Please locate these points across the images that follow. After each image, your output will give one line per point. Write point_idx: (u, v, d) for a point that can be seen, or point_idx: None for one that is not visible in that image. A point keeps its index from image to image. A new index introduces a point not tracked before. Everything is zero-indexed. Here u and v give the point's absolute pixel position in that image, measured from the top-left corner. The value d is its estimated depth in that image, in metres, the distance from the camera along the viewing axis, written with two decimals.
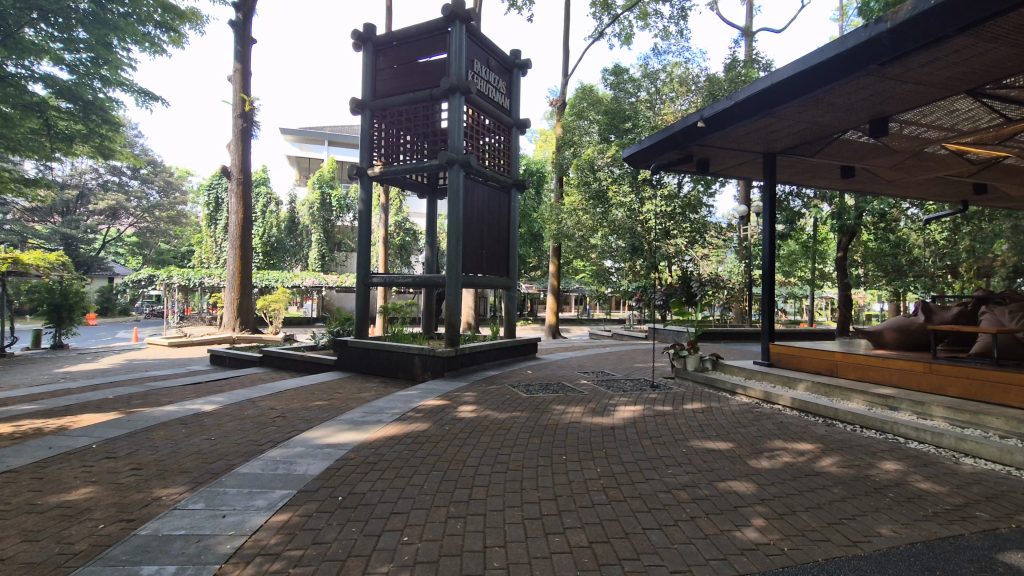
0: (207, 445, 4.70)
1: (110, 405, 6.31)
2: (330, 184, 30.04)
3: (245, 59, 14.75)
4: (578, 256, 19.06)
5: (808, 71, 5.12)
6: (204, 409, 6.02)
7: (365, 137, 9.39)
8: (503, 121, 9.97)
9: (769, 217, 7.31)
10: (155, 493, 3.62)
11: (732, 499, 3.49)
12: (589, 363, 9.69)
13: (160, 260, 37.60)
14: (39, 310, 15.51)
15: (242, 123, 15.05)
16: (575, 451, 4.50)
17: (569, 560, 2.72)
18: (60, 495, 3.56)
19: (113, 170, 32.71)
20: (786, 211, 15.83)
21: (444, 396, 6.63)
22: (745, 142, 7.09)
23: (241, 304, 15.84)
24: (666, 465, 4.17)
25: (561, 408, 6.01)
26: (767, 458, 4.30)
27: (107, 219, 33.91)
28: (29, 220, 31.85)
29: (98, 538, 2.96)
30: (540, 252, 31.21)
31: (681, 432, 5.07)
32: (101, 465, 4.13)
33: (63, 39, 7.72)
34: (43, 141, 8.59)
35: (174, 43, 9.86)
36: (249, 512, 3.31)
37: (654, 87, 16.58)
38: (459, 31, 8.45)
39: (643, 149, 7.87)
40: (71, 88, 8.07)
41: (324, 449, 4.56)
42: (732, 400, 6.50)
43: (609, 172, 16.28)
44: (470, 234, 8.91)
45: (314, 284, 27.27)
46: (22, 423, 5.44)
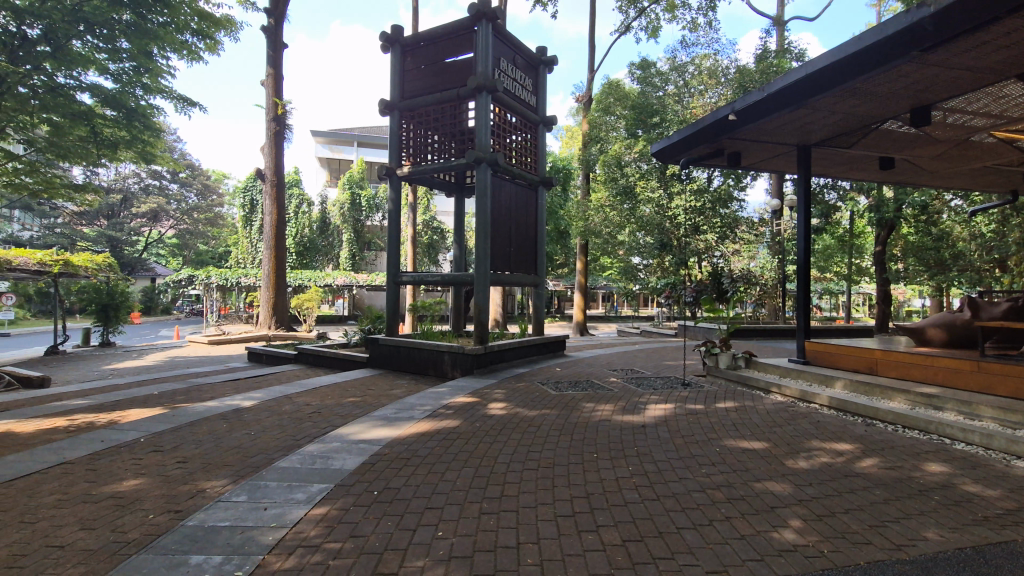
0: (247, 439, 4.86)
1: (155, 400, 6.57)
2: (360, 184, 30.61)
3: (278, 64, 15.09)
4: (606, 252, 18.91)
5: (844, 60, 4.96)
6: (243, 404, 6.23)
7: (393, 137, 9.50)
8: (529, 119, 9.94)
9: (804, 210, 7.11)
10: (200, 485, 3.76)
11: (769, 500, 3.43)
12: (618, 361, 9.64)
13: (199, 261, 39.02)
14: (88, 310, 16.26)
15: (275, 126, 15.43)
16: (606, 449, 4.48)
17: (603, 559, 2.71)
18: (113, 486, 3.73)
19: (153, 174, 33.96)
20: (820, 204, 15.40)
21: (474, 393, 6.69)
22: (778, 134, 6.92)
23: (276, 302, 16.27)
24: (699, 464, 4.12)
25: (590, 406, 5.99)
26: (804, 459, 4.20)
27: (148, 222, 35.26)
28: (78, 223, 33.47)
29: (149, 527, 3.09)
30: (567, 249, 31.11)
31: (714, 431, 4.99)
32: (149, 458, 4.31)
33: (107, 49, 8.03)
34: (90, 148, 8.94)
35: (211, 50, 10.15)
36: (289, 505, 3.41)
37: (682, 80, 16.28)
38: (485, 29, 8.48)
39: (672, 143, 7.73)
40: (115, 96, 8.34)
41: (359, 445, 4.66)
42: (766, 399, 6.36)
43: (636, 168, 16.27)
44: (498, 232, 8.93)
45: (345, 283, 27.83)
46: (76, 417, 5.72)
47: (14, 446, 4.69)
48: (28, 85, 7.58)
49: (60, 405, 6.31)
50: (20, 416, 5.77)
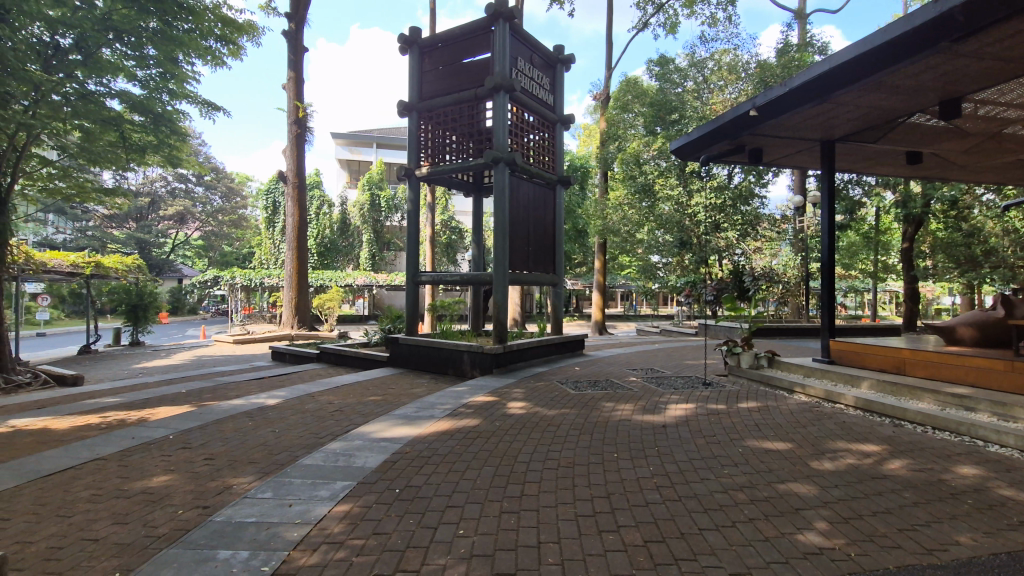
0: (272, 437, 4.94)
1: (184, 398, 6.73)
2: (379, 184, 30.93)
3: (299, 68, 15.33)
4: (624, 251, 18.78)
5: (869, 53, 4.85)
6: (268, 403, 6.35)
7: (412, 138, 9.59)
8: (547, 118, 9.92)
9: (828, 206, 6.96)
10: (227, 481, 3.85)
11: (794, 501, 3.38)
12: (638, 360, 9.57)
13: (224, 262, 39.93)
14: (119, 310, 16.75)
15: (297, 129, 15.68)
16: (626, 448, 4.46)
17: (624, 559, 2.71)
18: (143, 482, 3.84)
19: (180, 178, 34.77)
20: (845, 201, 15.08)
21: (494, 392, 6.71)
22: (801, 130, 6.79)
23: (299, 302, 16.53)
24: (721, 465, 4.07)
25: (610, 405, 5.96)
26: (830, 460, 4.12)
27: (175, 224, 36.13)
28: (108, 226, 34.48)
29: (179, 522, 3.18)
30: (585, 248, 30.98)
31: (736, 432, 4.93)
32: (178, 455, 4.43)
33: (136, 56, 8.22)
34: (119, 152, 9.21)
35: (233, 55, 10.34)
36: (313, 502, 3.48)
37: (702, 76, 16.06)
38: (502, 29, 8.50)
39: (692, 140, 7.64)
40: (143, 102, 8.52)
41: (380, 443, 4.72)
42: (790, 399, 6.25)
43: (655, 166, 16.10)
44: (516, 231, 8.94)
45: (365, 283, 28.16)
46: (107, 414, 5.89)
47: (49, 442, 4.85)
48: (62, 92, 7.76)
49: (92, 403, 6.50)
50: (56, 412, 5.99)
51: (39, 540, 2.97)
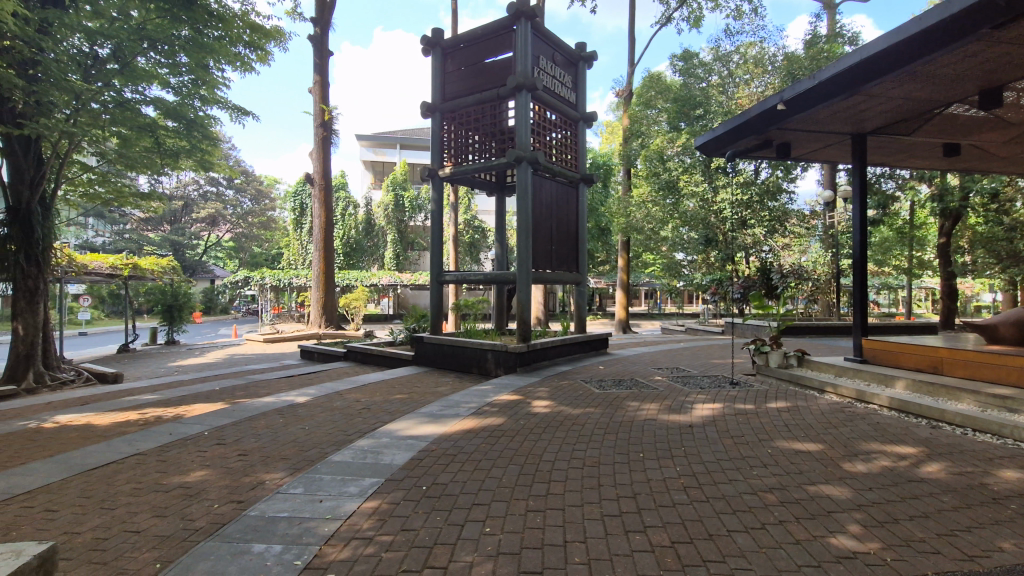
0: (302, 434, 5.06)
1: (218, 396, 6.93)
2: (403, 185, 31.28)
3: (324, 71, 15.59)
4: (648, 249, 18.59)
5: (903, 43, 4.71)
6: (298, 400, 6.49)
7: (435, 139, 9.67)
8: (569, 116, 9.88)
9: (860, 201, 6.77)
10: (260, 477, 3.96)
11: (825, 504, 3.31)
12: (662, 359, 9.47)
13: (254, 263, 40.96)
14: (155, 310, 17.33)
15: (323, 131, 15.95)
16: (653, 448, 4.43)
17: (651, 559, 2.70)
18: (180, 476, 3.98)
19: (211, 181, 35.76)
20: (877, 195, 14.63)
21: (518, 391, 6.74)
22: (832, 123, 6.61)
23: (326, 301, 16.82)
24: (750, 466, 4.01)
25: (635, 405, 5.92)
26: (863, 462, 4.02)
27: (207, 226, 37.17)
28: (145, 229, 35.70)
29: (215, 516, 3.28)
30: (608, 246, 30.76)
31: (765, 432, 4.84)
32: (213, 451, 4.57)
33: (168, 64, 8.47)
34: (154, 158, 9.51)
35: (262, 61, 10.56)
36: (343, 498, 3.55)
37: (727, 70, 15.79)
38: (524, 28, 8.50)
39: (717, 136, 7.51)
40: (176, 108, 8.74)
41: (407, 441, 4.78)
42: (821, 399, 6.11)
43: (680, 162, 15.88)
44: (539, 230, 8.94)
45: (390, 282, 28.51)
46: (146, 411, 6.12)
47: (93, 437, 5.06)
48: (100, 100, 7.96)
49: (132, 400, 6.75)
50: (99, 408, 6.25)
51: (85, 531, 3.10)
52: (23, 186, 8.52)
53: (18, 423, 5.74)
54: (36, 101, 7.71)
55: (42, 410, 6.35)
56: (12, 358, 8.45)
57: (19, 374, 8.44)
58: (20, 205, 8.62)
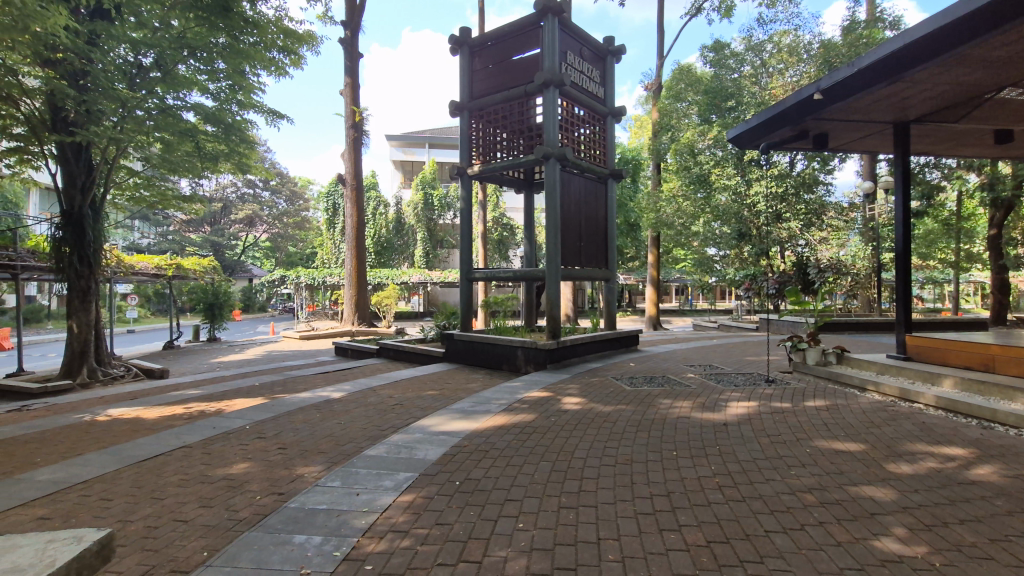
0: (339, 429, 5.19)
1: (258, 391, 7.17)
2: (432, 184, 31.65)
3: (354, 73, 15.85)
4: (679, 244, 18.32)
5: (949, 26, 4.51)
6: (333, 396, 6.66)
7: (464, 137, 9.71)
8: (597, 111, 9.78)
9: (902, 192, 6.50)
10: (299, 470, 4.09)
11: (868, 506, 3.21)
12: (695, 357, 9.33)
13: (289, 262, 42.11)
14: (198, 308, 18.00)
15: (354, 132, 16.22)
16: (686, 446, 4.37)
17: (686, 559, 2.67)
18: (225, 468, 4.14)
19: (249, 183, 36.83)
20: (921, 184, 14.01)
21: (548, 388, 6.74)
22: (873, 111, 6.36)
23: (359, 299, 17.14)
24: (788, 465, 3.92)
25: (668, 402, 5.85)
26: (908, 463, 3.87)
27: (245, 227, 38.36)
28: (187, 230, 37.08)
29: (257, 507, 3.41)
30: (638, 242, 30.43)
31: (803, 431, 4.71)
32: (254, 444, 4.73)
33: (207, 71, 8.77)
34: (195, 162, 9.88)
35: (295, 65, 10.81)
36: (378, 491, 3.63)
37: (760, 60, 15.39)
38: (552, 24, 8.47)
39: (750, 128, 7.32)
40: (215, 113, 8.98)
41: (439, 436, 4.85)
42: (862, 398, 5.90)
43: (711, 155, 15.59)
44: (567, 227, 8.91)
45: (420, 280, 28.91)
46: (191, 405, 6.38)
47: (142, 430, 5.31)
48: (145, 107, 8.28)
49: (177, 394, 7.05)
50: (147, 403, 6.54)
51: (138, 520, 3.26)
52: (76, 191, 8.94)
53: (75, 415, 6.06)
54: (86, 109, 8.03)
55: (96, 404, 6.69)
56: (68, 354, 8.92)
57: (74, 370, 8.91)
58: (73, 210, 9.04)
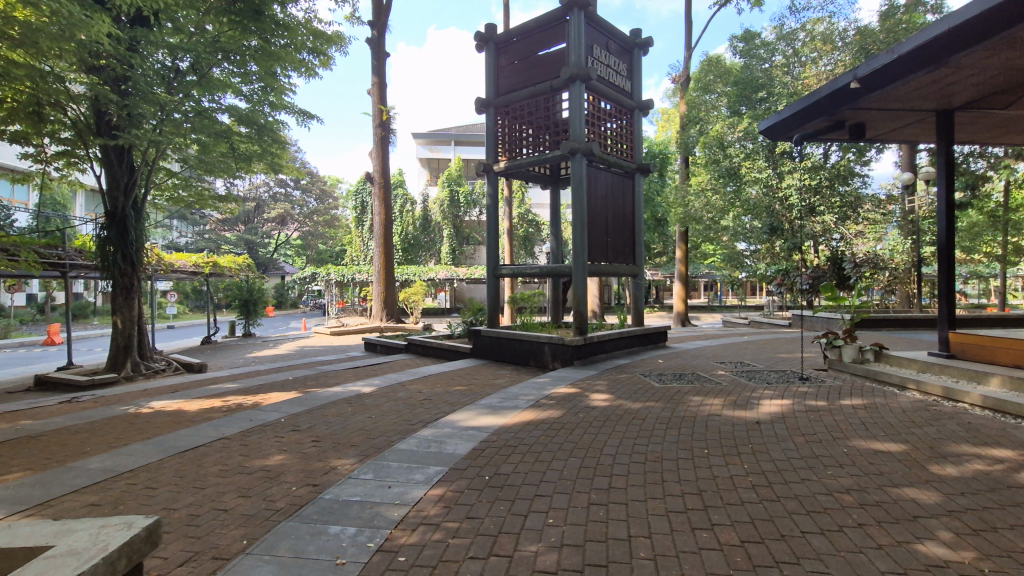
0: (369, 423, 5.29)
1: (291, 385, 7.36)
2: (458, 181, 31.83)
3: (382, 72, 16.03)
4: (708, 239, 18.02)
5: (997, 10, 4.31)
6: (364, 390, 6.79)
7: (490, 134, 9.73)
8: (624, 104, 9.66)
9: (945, 183, 6.26)
10: (332, 462, 4.18)
11: (910, 508, 3.11)
12: (725, 353, 9.17)
13: (320, 259, 43.01)
14: (233, 304, 18.55)
15: (381, 131, 16.41)
16: (718, 445, 4.30)
17: (720, 558, 2.64)
18: (261, 460, 4.26)
19: (280, 183, 37.69)
20: (965, 175, 13.40)
21: (575, 384, 6.73)
22: (914, 100, 6.12)
23: (387, 295, 17.39)
24: (824, 465, 3.83)
25: (698, 400, 5.77)
26: (952, 465, 3.73)
27: (278, 226, 39.35)
28: (222, 229, 38.28)
29: (294, 498, 3.50)
30: (665, 237, 30.07)
31: (839, 430, 4.59)
32: (289, 437, 4.86)
33: (240, 73, 9.00)
34: (230, 163, 10.18)
35: (325, 66, 10.99)
36: (410, 484, 3.69)
37: (792, 49, 14.96)
38: (578, 18, 8.41)
39: (783, 119, 7.12)
40: (248, 114, 9.16)
41: (468, 431, 4.90)
42: (902, 397, 5.70)
43: (741, 148, 15.25)
44: (594, 222, 8.85)
45: (446, 276, 29.17)
46: (229, 398, 6.60)
47: (183, 422, 5.52)
48: (182, 110, 8.47)
49: (215, 388, 7.30)
50: (187, 396, 6.78)
51: (181, 508, 3.39)
52: (119, 192, 9.30)
53: (120, 407, 6.32)
54: (128, 113, 8.26)
55: (140, 396, 6.97)
56: (113, 349, 9.31)
57: (119, 364, 9.29)
58: (117, 210, 9.41)
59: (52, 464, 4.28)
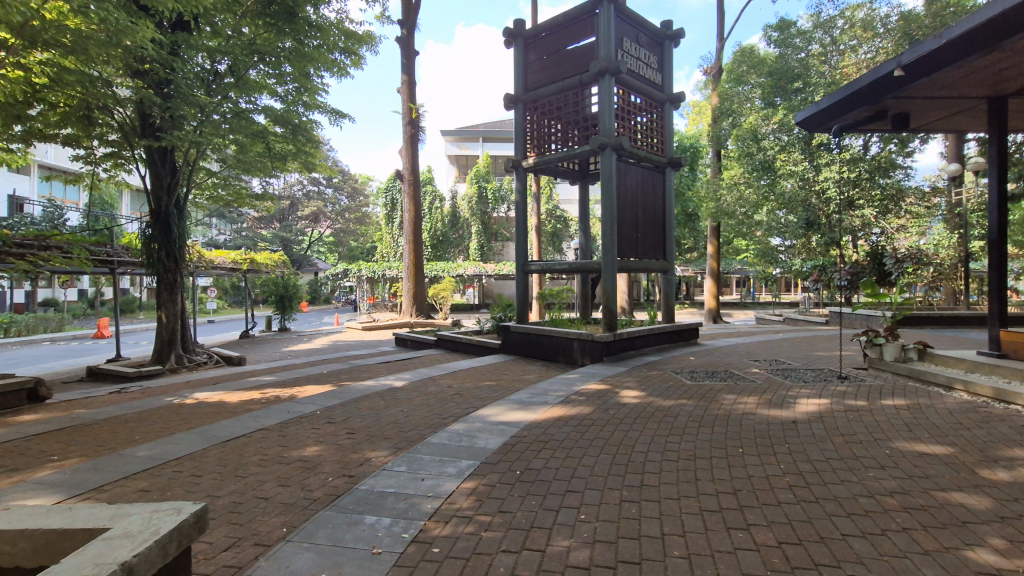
0: (402, 416, 5.39)
1: (326, 378, 7.54)
2: (486, 177, 31.93)
3: (411, 71, 16.19)
4: (740, 233, 17.63)
5: None
6: (396, 384, 6.91)
7: (518, 130, 9.74)
8: (655, 98, 9.53)
9: (997, 174, 5.98)
10: (366, 454, 4.27)
11: (959, 513, 3.00)
12: (759, 351, 8.98)
13: (352, 256, 43.81)
14: (270, 299, 19.07)
15: (411, 129, 16.60)
16: (753, 444, 4.22)
17: (757, 559, 2.60)
18: (299, 451, 4.39)
19: (313, 181, 38.55)
20: (1018, 166, 12.72)
21: (605, 380, 6.70)
22: (963, 87, 5.85)
23: (416, 291, 17.59)
24: (865, 467, 3.72)
25: (731, 398, 5.67)
26: (1004, 470, 3.57)
27: (311, 223, 40.28)
28: (258, 227, 39.43)
29: (331, 488, 3.60)
30: (696, 233, 29.59)
31: (881, 431, 4.45)
32: (325, 429, 5.00)
33: (275, 74, 9.21)
34: (266, 162, 10.48)
35: (356, 65, 11.17)
36: (442, 477, 3.74)
37: (830, 37, 14.51)
38: (607, 11, 8.33)
39: (820, 110, 6.89)
40: (283, 115, 9.39)
41: (499, 426, 4.94)
42: (948, 397, 5.47)
43: (776, 140, 14.83)
44: (624, 217, 8.77)
45: (475, 272, 29.29)
46: (267, 390, 6.81)
47: (225, 412, 5.73)
48: (221, 111, 8.71)
49: (253, 380, 7.53)
50: (227, 388, 7.03)
51: (225, 495, 3.52)
52: (162, 192, 9.64)
53: (166, 398, 6.60)
54: (171, 116, 8.53)
55: (184, 388, 7.25)
56: (158, 342, 9.70)
57: (164, 356, 9.68)
58: (161, 209, 9.77)
59: (104, 451, 4.51)
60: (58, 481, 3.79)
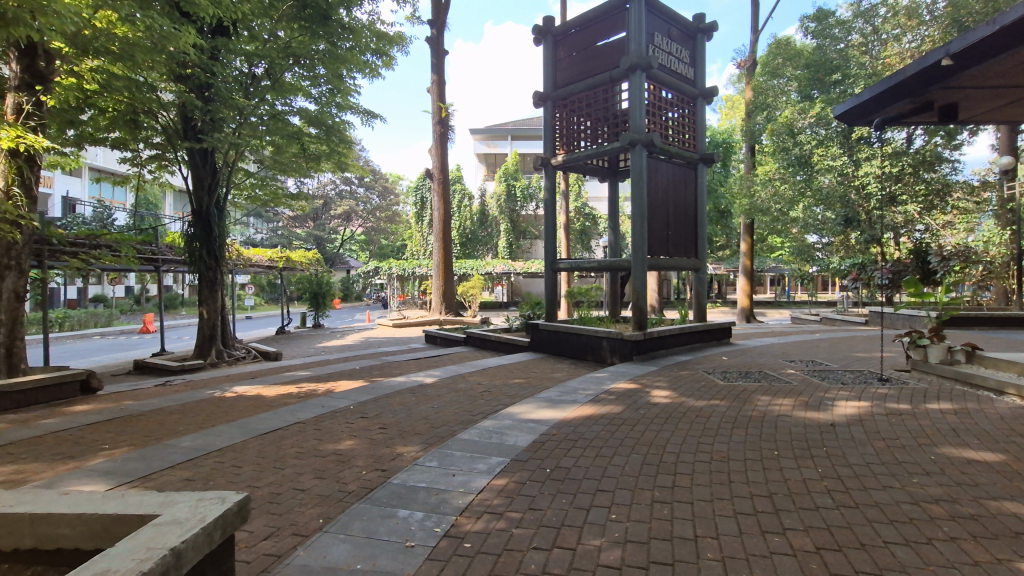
0: (432, 412, 5.46)
1: (358, 374, 7.69)
2: (514, 175, 31.96)
3: (441, 70, 16.32)
4: (775, 231, 17.17)
5: None
6: (425, 381, 7.00)
7: (548, 128, 9.71)
8: (686, 93, 9.35)
9: None
10: (398, 449, 4.35)
11: (1012, 524, 2.86)
12: (795, 351, 8.75)
13: (382, 254, 44.49)
14: (305, 296, 19.53)
15: (440, 128, 16.74)
16: (789, 447, 4.13)
17: (794, 563, 2.55)
18: (334, 444, 4.51)
19: (346, 181, 39.30)
20: None
21: (635, 380, 6.64)
22: (1018, 75, 5.55)
23: (446, 289, 17.74)
24: (909, 473, 3.59)
25: (766, 399, 5.54)
26: None
27: (343, 222, 41.07)
28: (293, 226, 40.43)
29: (364, 481, 3.68)
30: (728, 229, 28.94)
31: (925, 436, 4.29)
32: (358, 423, 5.11)
33: (310, 77, 9.41)
34: (301, 162, 10.75)
35: (388, 66, 11.34)
36: (473, 473, 3.78)
37: (871, 27, 14.00)
38: (637, 6, 8.21)
39: (862, 102, 6.62)
40: (318, 116, 9.58)
41: (528, 423, 4.96)
42: (998, 402, 5.24)
43: (813, 134, 14.38)
44: (654, 215, 8.66)
45: (503, 271, 29.37)
46: (302, 385, 6.99)
47: (262, 406, 5.91)
48: (257, 114, 8.93)
49: (288, 376, 7.73)
50: (264, 382, 7.25)
51: (264, 486, 3.65)
52: (204, 192, 9.97)
53: (207, 391, 6.85)
54: (211, 118, 8.81)
55: (223, 382, 7.51)
56: (200, 337, 10.06)
57: (205, 351, 10.03)
58: (202, 209, 10.12)
59: (151, 441, 4.71)
60: (109, 469, 3.99)
